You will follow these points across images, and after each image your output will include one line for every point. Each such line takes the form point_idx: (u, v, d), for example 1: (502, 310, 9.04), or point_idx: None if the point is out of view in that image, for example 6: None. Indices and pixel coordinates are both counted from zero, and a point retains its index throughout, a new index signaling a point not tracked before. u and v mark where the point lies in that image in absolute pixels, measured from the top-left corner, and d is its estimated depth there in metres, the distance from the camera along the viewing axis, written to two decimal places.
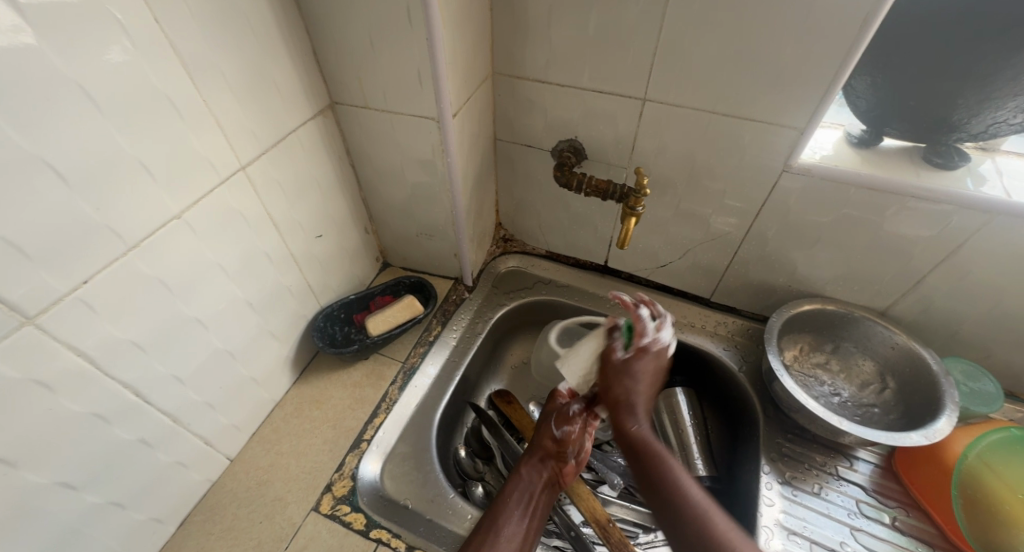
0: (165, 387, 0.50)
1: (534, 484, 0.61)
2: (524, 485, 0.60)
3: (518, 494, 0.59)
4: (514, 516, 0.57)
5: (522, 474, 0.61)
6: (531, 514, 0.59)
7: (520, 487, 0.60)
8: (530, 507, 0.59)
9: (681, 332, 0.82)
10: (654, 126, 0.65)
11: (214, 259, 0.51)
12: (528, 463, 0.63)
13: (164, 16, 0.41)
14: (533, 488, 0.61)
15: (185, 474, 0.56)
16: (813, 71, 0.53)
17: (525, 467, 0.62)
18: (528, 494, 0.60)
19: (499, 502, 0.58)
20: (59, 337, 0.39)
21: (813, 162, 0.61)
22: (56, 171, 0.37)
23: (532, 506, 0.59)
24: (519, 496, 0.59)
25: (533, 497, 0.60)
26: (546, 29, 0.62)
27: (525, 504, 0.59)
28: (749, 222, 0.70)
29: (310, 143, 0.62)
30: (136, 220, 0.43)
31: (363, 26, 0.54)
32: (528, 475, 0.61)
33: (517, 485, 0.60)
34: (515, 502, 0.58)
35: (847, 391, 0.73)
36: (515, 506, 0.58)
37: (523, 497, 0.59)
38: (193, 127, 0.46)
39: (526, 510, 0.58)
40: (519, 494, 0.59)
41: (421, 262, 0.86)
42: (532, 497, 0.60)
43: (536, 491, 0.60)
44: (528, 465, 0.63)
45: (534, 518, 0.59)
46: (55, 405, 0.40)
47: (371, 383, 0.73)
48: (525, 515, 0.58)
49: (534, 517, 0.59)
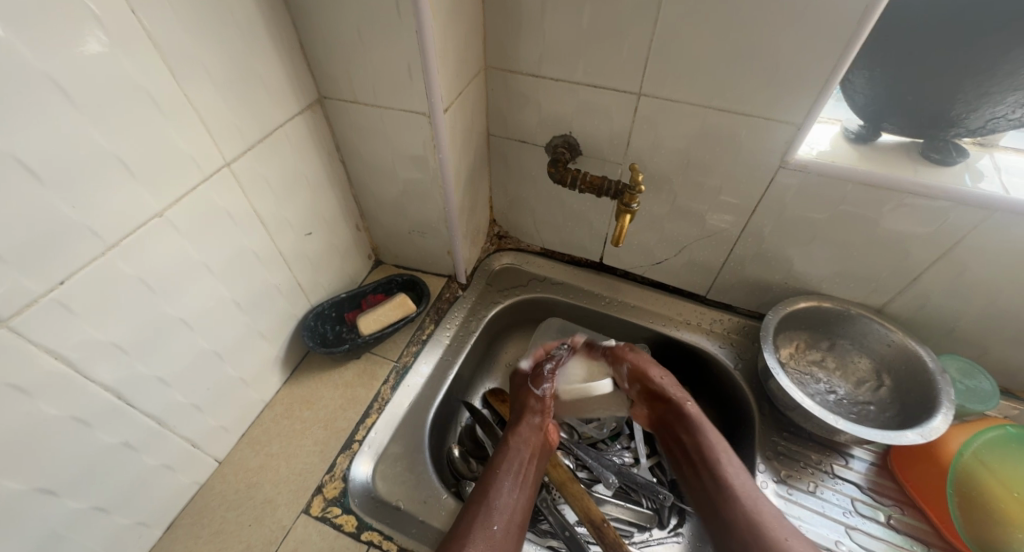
0: (149, 389, 0.49)
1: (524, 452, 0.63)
2: (513, 452, 0.63)
3: (507, 462, 0.62)
4: (504, 490, 0.59)
5: (512, 444, 0.64)
6: (524, 483, 0.60)
7: (511, 458, 0.62)
8: (519, 476, 0.61)
9: (677, 330, 0.81)
10: (649, 121, 0.64)
11: (199, 258, 0.50)
12: (516, 432, 0.65)
13: (142, 8, 0.39)
14: (523, 456, 0.63)
15: (172, 477, 0.55)
16: (811, 66, 0.52)
17: (514, 437, 0.65)
18: (516, 462, 0.62)
19: (491, 476, 0.60)
20: (35, 339, 0.38)
21: (809, 158, 0.60)
22: (26, 168, 0.35)
23: (524, 475, 0.61)
24: (509, 469, 0.61)
25: (521, 465, 0.62)
26: (539, 22, 0.61)
27: (512, 475, 0.61)
28: (745, 219, 0.69)
29: (298, 138, 0.61)
30: (116, 219, 0.42)
31: (351, 18, 0.52)
32: (518, 444, 0.64)
33: (509, 456, 0.62)
34: (503, 474, 0.60)
35: (843, 389, 0.72)
36: (506, 478, 0.60)
37: (514, 468, 0.61)
38: (175, 122, 0.44)
39: (516, 483, 0.60)
40: (509, 466, 0.61)
41: (414, 259, 0.85)
42: (523, 466, 0.62)
43: (524, 457, 0.63)
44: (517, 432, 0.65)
45: (527, 487, 0.61)
46: (33, 409, 0.39)
47: (362, 383, 0.72)
48: (515, 486, 0.60)
49: (524, 486, 0.60)
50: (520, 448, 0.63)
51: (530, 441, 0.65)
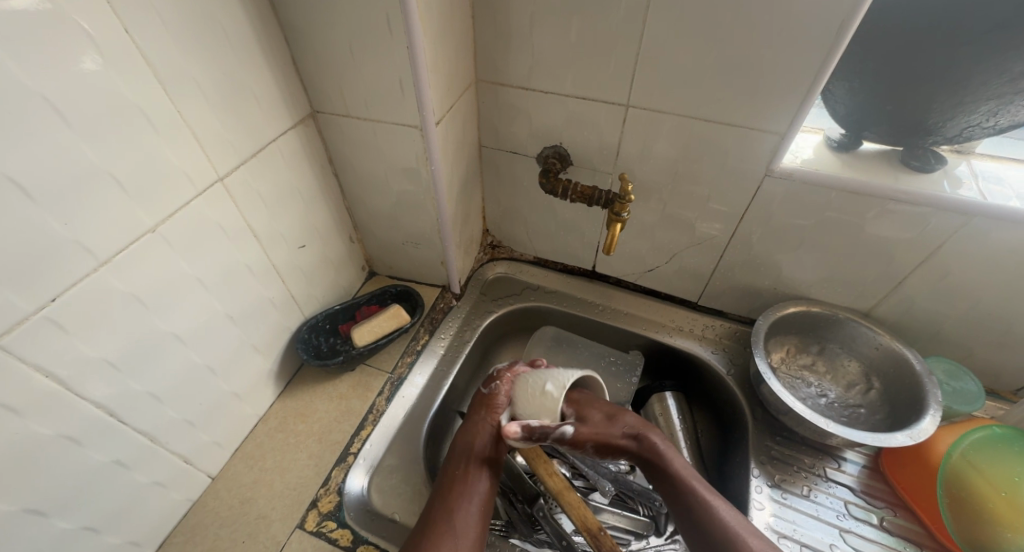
0: (142, 405, 0.48)
1: (472, 466, 0.61)
2: (462, 469, 0.61)
3: (459, 477, 0.60)
4: (457, 498, 0.58)
5: (461, 457, 0.62)
6: (476, 492, 0.59)
7: (463, 466, 0.61)
8: (473, 487, 0.59)
9: (670, 337, 0.82)
10: (638, 133, 0.66)
11: (191, 272, 0.50)
12: (461, 447, 0.63)
13: (135, 27, 0.40)
14: (473, 464, 0.61)
15: (163, 494, 0.54)
16: (794, 77, 0.54)
17: (460, 451, 0.63)
18: (467, 476, 0.60)
19: (443, 489, 0.59)
20: (25, 358, 0.38)
21: (794, 166, 0.61)
22: (20, 188, 0.35)
23: (478, 483, 0.60)
24: (459, 483, 0.59)
25: (473, 477, 0.60)
26: (528, 37, 0.62)
27: (466, 487, 0.59)
28: (734, 226, 0.70)
29: (290, 151, 0.61)
30: (108, 236, 0.42)
31: (342, 35, 0.53)
32: (466, 455, 0.62)
33: (456, 468, 0.61)
34: (456, 485, 0.59)
35: (833, 392, 0.73)
36: (461, 492, 0.58)
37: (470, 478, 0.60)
38: (168, 139, 0.45)
39: (470, 494, 0.58)
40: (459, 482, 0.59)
41: (407, 270, 0.85)
42: (475, 480, 0.60)
43: (474, 471, 0.61)
44: (462, 449, 0.63)
45: (481, 496, 0.59)
46: (22, 428, 0.39)
47: (357, 395, 0.72)
48: (470, 497, 0.58)
49: (479, 496, 0.59)
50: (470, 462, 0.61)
51: (477, 450, 0.63)
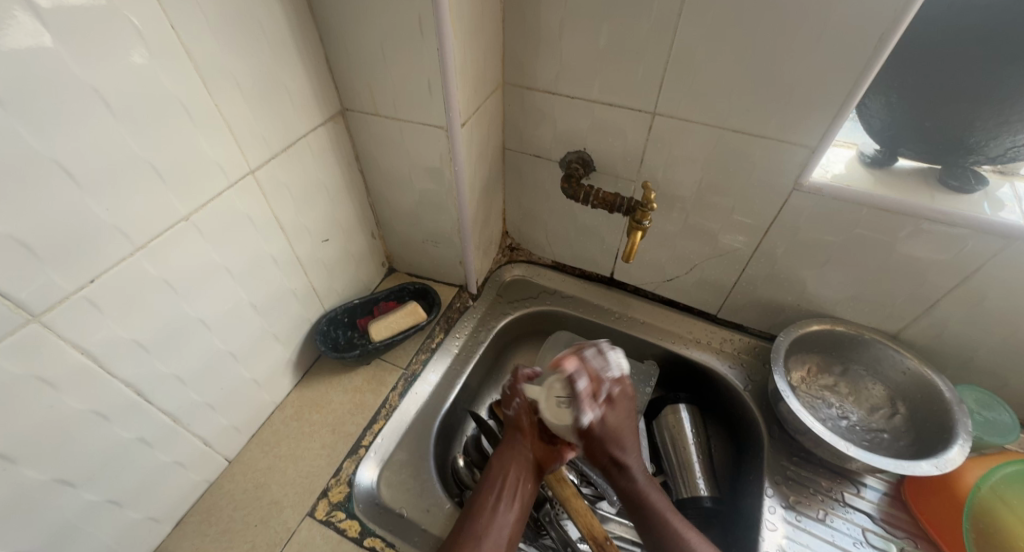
0: (167, 387, 0.50)
1: (508, 473, 0.62)
2: (499, 472, 0.62)
3: (491, 484, 0.61)
4: (489, 503, 0.59)
5: (501, 460, 0.63)
6: (514, 499, 0.60)
7: (502, 470, 0.62)
8: (506, 493, 0.60)
9: (687, 349, 0.81)
10: (663, 140, 0.65)
11: (220, 260, 0.52)
12: (500, 453, 0.64)
13: (180, 23, 0.41)
14: (511, 469, 0.62)
15: (183, 473, 0.56)
16: (827, 91, 0.53)
17: (499, 457, 0.64)
18: (502, 480, 0.61)
19: (479, 493, 0.60)
20: (64, 335, 0.40)
21: (824, 180, 0.60)
22: (67, 173, 0.37)
23: (517, 490, 0.61)
24: (492, 488, 0.60)
25: (508, 483, 0.61)
26: (557, 42, 0.62)
27: (500, 492, 0.60)
28: (758, 239, 0.69)
29: (319, 147, 0.62)
30: (144, 222, 0.43)
31: (375, 36, 0.54)
32: (504, 461, 0.63)
33: (494, 473, 0.62)
34: (488, 491, 0.60)
35: (856, 415, 0.71)
36: (494, 496, 0.60)
37: (507, 484, 0.61)
38: (204, 131, 0.46)
39: (503, 501, 0.59)
40: (491, 487, 0.61)
41: (427, 268, 0.87)
42: (511, 485, 0.61)
43: (511, 476, 0.62)
44: (502, 454, 0.64)
45: (517, 502, 0.60)
46: (57, 402, 0.41)
47: (371, 389, 0.73)
48: (503, 503, 0.59)
49: (513, 504, 0.60)
50: (507, 466, 0.63)
51: (517, 455, 0.64)
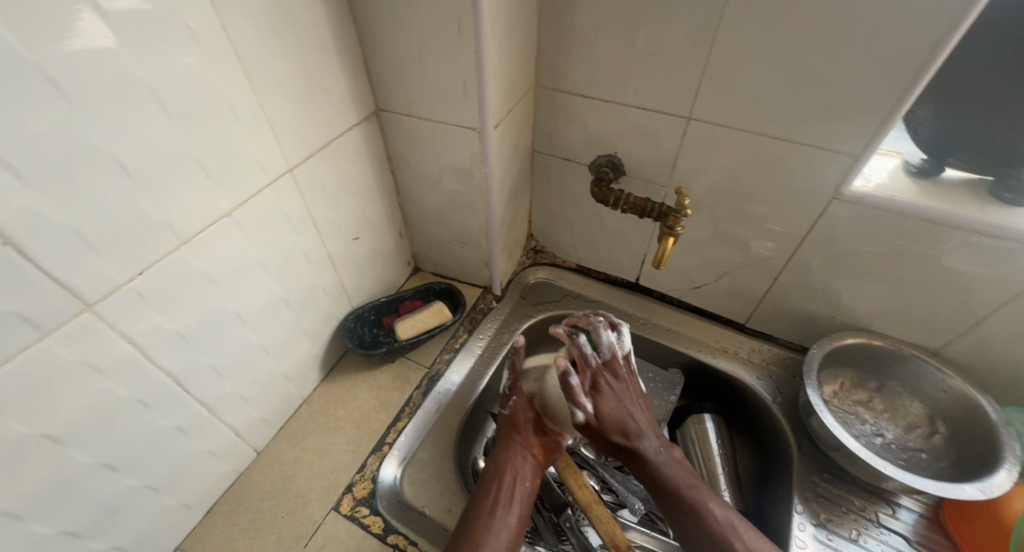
0: (204, 377, 0.51)
1: (505, 473, 0.61)
2: (494, 475, 0.61)
3: (487, 487, 0.60)
4: (488, 505, 0.57)
5: (497, 463, 0.62)
6: (513, 497, 0.59)
7: (498, 473, 0.61)
8: (505, 493, 0.59)
9: (713, 358, 0.80)
10: (697, 146, 0.64)
11: (257, 256, 0.53)
12: (496, 456, 0.64)
13: (232, 25, 0.42)
14: (507, 470, 0.61)
15: (215, 463, 0.57)
16: (873, 97, 0.51)
17: (495, 460, 0.63)
18: (499, 482, 0.60)
19: (476, 497, 0.59)
20: (113, 324, 0.41)
21: (866, 190, 0.58)
22: (123, 168, 0.38)
23: (516, 489, 0.60)
24: (488, 491, 0.59)
25: (506, 483, 0.60)
26: (592, 45, 0.62)
27: (498, 493, 0.59)
28: (793, 248, 0.68)
29: (354, 147, 0.63)
30: (190, 218, 0.44)
31: (413, 38, 0.55)
32: (500, 462, 0.62)
33: (490, 477, 0.61)
34: (485, 493, 0.59)
35: (891, 433, 0.69)
36: (492, 497, 0.58)
37: (504, 485, 0.60)
38: (249, 129, 0.47)
39: (501, 501, 0.58)
40: (487, 490, 0.59)
41: (452, 268, 0.87)
42: (510, 484, 0.60)
43: (508, 477, 0.60)
44: (498, 457, 0.63)
45: (518, 499, 0.59)
46: (104, 389, 0.42)
47: (395, 386, 0.73)
48: (502, 502, 0.58)
49: (514, 501, 0.58)
50: (502, 468, 0.61)
51: (513, 454, 0.63)
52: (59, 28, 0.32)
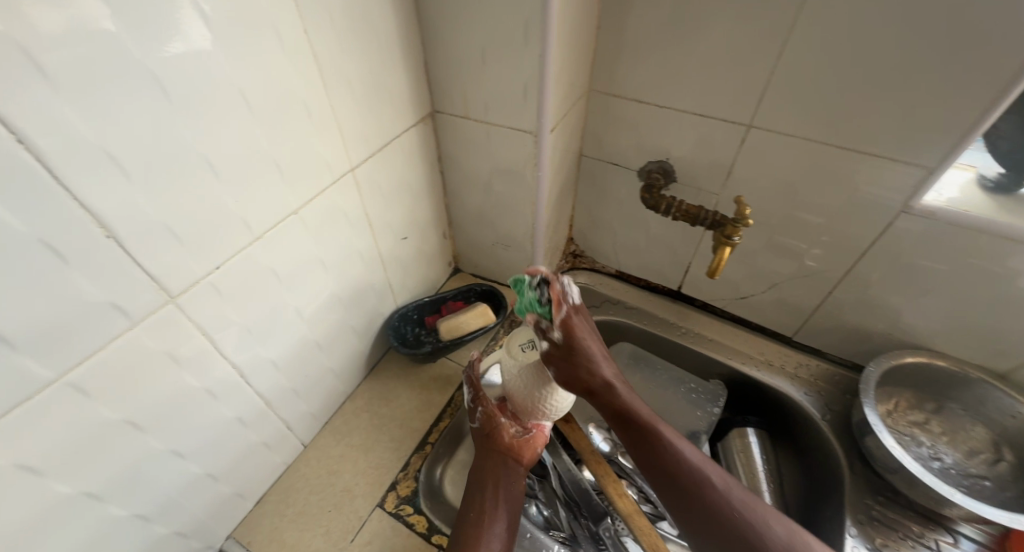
0: (264, 370, 0.52)
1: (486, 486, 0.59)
2: (475, 491, 0.59)
3: (469, 504, 0.57)
4: (471, 523, 0.55)
5: (475, 477, 0.60)
6: (498, 509, 0.57)
7: (478, 488, 0.59)
8: (488, 508, 0.57)
9: (757, 370, 0.78)
10: (756, 154, 0.63)
11: (317, 252, 0.54)
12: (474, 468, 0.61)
13: (311, 28, 0.43)
14: (487, 483, 0.59)
15: (267, 454, 0.59)
16: (955, 108, 0.49)
17: (474, 474, 0.61)
18: (481, 498, 0.58)
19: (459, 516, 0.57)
20: (192, 317, 0.42)
21: (939, 204, 0.56)
22: (211, 165, 0.39)
23: (499, 500, 0.58)
24: (470, 508, 0.57)
25: (489, 498, 0.58)
26: (653, 50, 0.61)
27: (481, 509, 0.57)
28: (851, 262, 0.65)
29: (409, 147, 0.64)
30: (262, 214, 0.45)
31: (476, 40, 0.55)
32: (479, 476, 0.60)
33: (469, 494, 0.59)
34: (469, 511, 0.57)
35: (950, 457, 0.66)
36: (474, 514, 0.56)
37: (487, 499, 0.58)
38: (319, 129, 0.48)
39: (486, 516, 0.56)
40: (469, 507, 0.57)
41: (493, 270, 0.87)
42: (493, 496, 0.58)
43: (490, 490, 0.58)
44: (477, 470, 0.61)
45: (504, 511, 0.57)
46: (180, 379, 0.43)
47: (437, 386, 0.74)
48: (487, 517, 0.56)
49: (499, 514, 0.57)
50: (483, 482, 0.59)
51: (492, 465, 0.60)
52: (166, 28, 0.33)
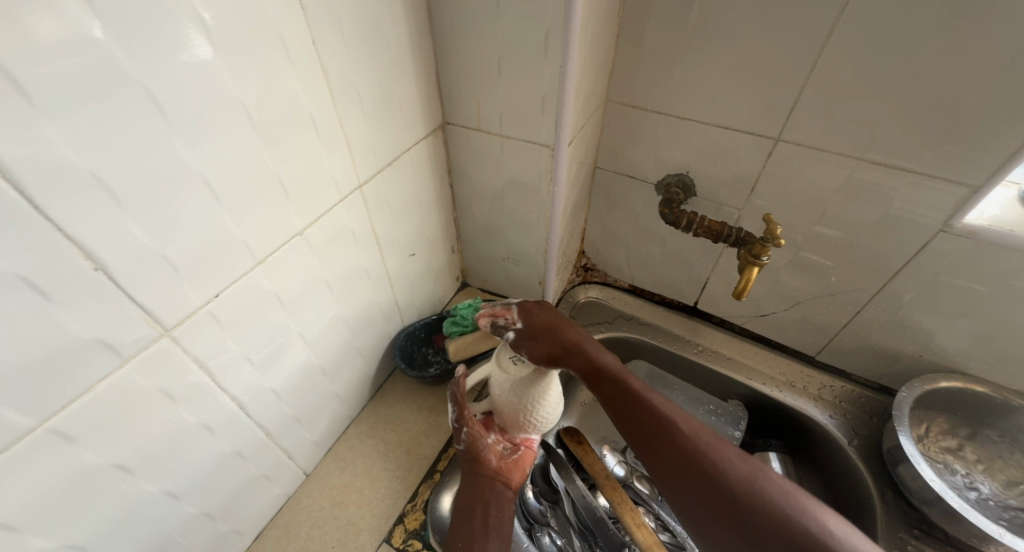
0: (265, 400, 0.49)
1: (473, 515, 0.52)
2: (462, 521, 0.52)
3: (456, 536, 0.51)
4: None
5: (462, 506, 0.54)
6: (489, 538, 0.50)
7: (466, 517, 0.52)
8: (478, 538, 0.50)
9: (779, 392, 0.74)
10: (783, 169, 0.60)
11: (322, 273, 0.51)
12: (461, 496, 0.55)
13: (320, 38, 0.40)
14: (475, 510, 0.53)
15: (267, 487, 0.55)
16: (1003, 123, 0.46)
17: (460, 502, 0.55)
18: (469, 528, 0.51)
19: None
20: (189, 350, 0.39)
21: (981, 223, 0.53)
22: (209, 186, 0.36)
23: (490, 528, 0.51)
24: (457, 540, 0.51)
25: (478, 525, 0.51)
26: (676, 60, 0.58)
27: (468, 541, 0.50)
28: (882, 282, 0.62)
29: (419, 161, 0.61)
30: (265, 237, 0.42)
31: (492, 50, 0.52)
32: (466, 505, 0.54)
33: (455, 526, 0.52)
34: (456, 543, 0.50)
35: (987, 487, 0.64)
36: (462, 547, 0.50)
37: (476, 528, 0.51)
38: (326, 144, 0.45)
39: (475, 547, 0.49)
40: (456, 539, 0.51)
41: (502, 286, 0.84)
42: (483, 524, 0.51)
43: (479, 519, 0.52)
44: (464, 497, 0.55)
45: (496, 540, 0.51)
46: (175, 416, 0.40)
47: (445, 409, 0.70)
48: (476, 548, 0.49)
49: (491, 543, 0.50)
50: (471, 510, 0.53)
51: (479, 490, 0.54)
52: (162, 40, 0.30)
